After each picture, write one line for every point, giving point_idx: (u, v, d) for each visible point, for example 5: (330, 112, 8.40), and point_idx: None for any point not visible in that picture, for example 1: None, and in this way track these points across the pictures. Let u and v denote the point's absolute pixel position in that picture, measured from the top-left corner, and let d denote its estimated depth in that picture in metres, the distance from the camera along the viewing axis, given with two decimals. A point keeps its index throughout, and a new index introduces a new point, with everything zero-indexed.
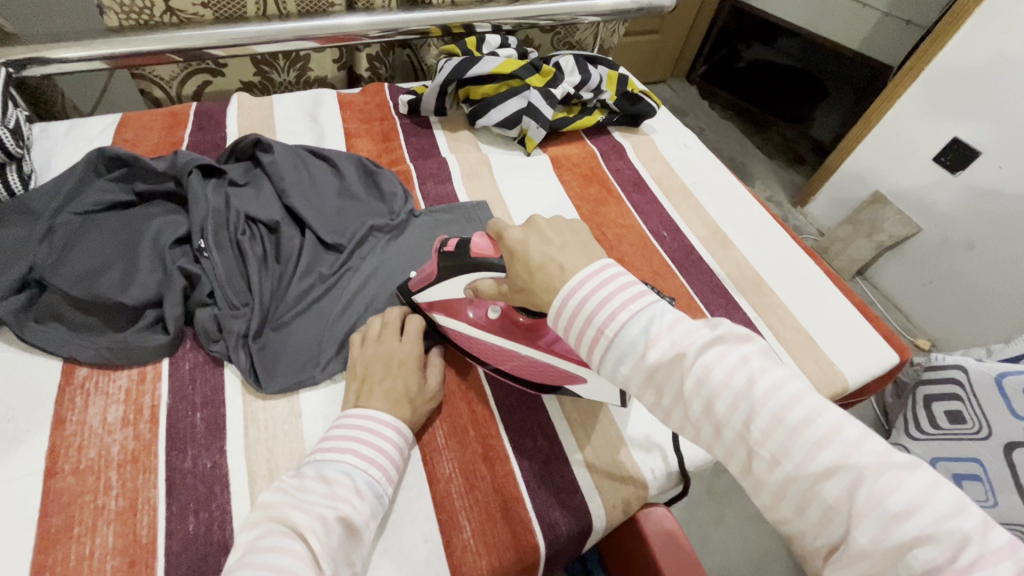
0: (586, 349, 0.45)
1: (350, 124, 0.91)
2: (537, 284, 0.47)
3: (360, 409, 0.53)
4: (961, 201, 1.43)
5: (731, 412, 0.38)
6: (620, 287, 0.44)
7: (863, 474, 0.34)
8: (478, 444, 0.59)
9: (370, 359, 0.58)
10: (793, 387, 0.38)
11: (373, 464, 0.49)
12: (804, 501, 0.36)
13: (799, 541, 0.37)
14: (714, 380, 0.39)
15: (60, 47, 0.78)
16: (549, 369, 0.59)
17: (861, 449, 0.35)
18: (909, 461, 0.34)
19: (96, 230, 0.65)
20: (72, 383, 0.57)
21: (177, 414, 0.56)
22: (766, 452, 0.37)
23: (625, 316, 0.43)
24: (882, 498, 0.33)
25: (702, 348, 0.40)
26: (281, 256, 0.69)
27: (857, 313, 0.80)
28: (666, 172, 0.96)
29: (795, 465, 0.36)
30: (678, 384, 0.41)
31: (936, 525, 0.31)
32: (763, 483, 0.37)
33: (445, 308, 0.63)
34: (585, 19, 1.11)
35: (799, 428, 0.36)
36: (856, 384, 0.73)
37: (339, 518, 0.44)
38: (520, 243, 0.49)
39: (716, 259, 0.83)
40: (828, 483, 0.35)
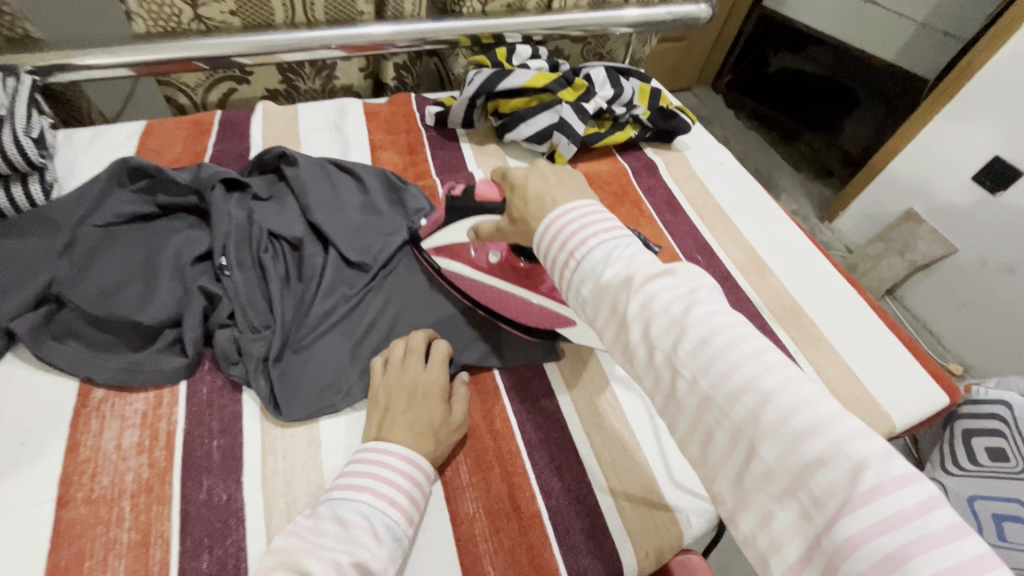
0: (558, 273, 0.45)
1: (376, 135, 0.89)
2: (531, 214, 0.49)
3: (381, 443, 0.51)
4: (1003, 222, 1.36)
5: (664, 334, 0.37)
6: (596, 221, 0.45)
7: (772, 396, 0.33)
8: (503, 482, 0.57)
9: (394, 388, 0.56)
10: (728, 318, 0.37)
11: (392, 504, 0.47)
12: (718, 424, 0.35)
13: (709, 469, 0.37)
14: (654, 304, 0.38)
15: (87, 54, 0.77)
16: (546, 313, 0.64)
17: (778, 373, 0.34)
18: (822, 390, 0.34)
19: (119, 246, 0.64)
20: (87, 405, 0.55)
21: (194, 441, 0.54)
22: (689, 373, 0.36)
23: (594, 243, 0.43)
24: (789, 418, 0.33)
25: (649, 277, 0.40)
26: (304, 274, 0.67)
27: (903, 349, 0.75)
28: (700, 191, 0.92)
29: (714, 386, 0.35)
30: (619, 306, 0.40)
31: (839, 445, 0.31)
32: (683, 406, 0.37)
33: (449, 252, 0.67)
34: (617, 30, 1.08)
35: (724, 351, 0.35)
36: (902, 428, 0.69)
37: (354, 564, 0.42)
38: (521, 178, 0.51)
39: (754, 286, 0.79)
40: (739, 404, 0.34)
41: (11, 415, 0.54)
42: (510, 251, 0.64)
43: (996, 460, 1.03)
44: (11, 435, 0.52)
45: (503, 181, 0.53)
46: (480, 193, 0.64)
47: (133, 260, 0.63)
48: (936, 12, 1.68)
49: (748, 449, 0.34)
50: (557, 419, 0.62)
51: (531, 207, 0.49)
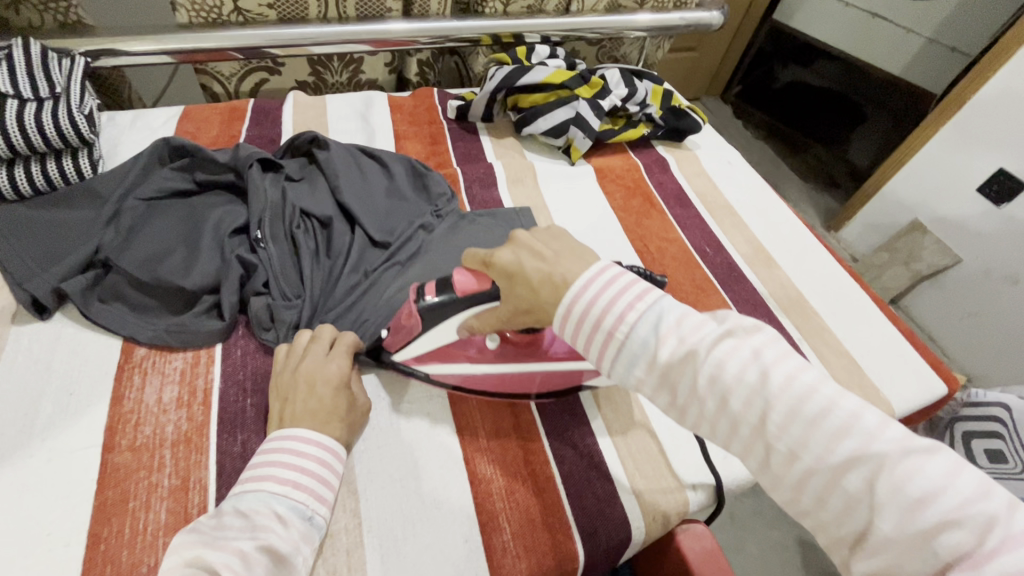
0: (598, 351, 0.44)
1: (400, 126, 0.93)
2: (543, 298, 0.46)
3: (281, 432, 0.51)
4: (1007, 232, 1.39)
5: (748, 408, 0.38)
6: (627, 286, 0.44)
7: (884, 464, 0.34)
8: (519, 447, 0.60)
9: (291, 378, 0.55)
10: (807, 378, 0.38)
11: (296, 487, 0.48)
12: (825, 496, 0.36)
13: (823, 535, 0.37)
14: (726, 375, 0.39)
15: (133, 41, 0.81)
16: (556, 374, 0.62)
17: (882, 437, 0.35)
18: (928, 445, 0.34)
19: (162, 217, 0.68)
20: (130, 361, 0.59)
21: (229, 399, 0.57)
22: (784, 447, 0.37)
23: (632, 317, 0.42)
24: (904, 485, 0.33)
25: (713, 344, 0.40)
26: (332, 251, 0.71)
27: (904, 341, 0.78)
28: (710, 188, 0.96)
29: (815, 458, 0.36)
30: (689, 381, 0.40)
31: (961, 508, 0.32)
32: (784, 476, 0.38)
33: (441, 355, 0.61)
34: (631, 34, 1.12)
35: (818, 421, 0.36)
36: (902, 415, 0.71)
37: (261, 547, 0.42)
38: (513, 264, 0.47)
39: (760, 278, 0.83)
40: (848, 475, 0.35)
41: (59, 368, 0.57)
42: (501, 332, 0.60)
43: (996, 461, 1.04)
44: (61, 386, 0.56)
45: (487, 269, 0.50)
46: (458, 288, 0.54)
47: (175, 230, 0.67)
48: (944, 28, 1.71)
49: (866, 519, 0.34)
50: (569, 392, 0.65)
51: (538, 293, 0.46)
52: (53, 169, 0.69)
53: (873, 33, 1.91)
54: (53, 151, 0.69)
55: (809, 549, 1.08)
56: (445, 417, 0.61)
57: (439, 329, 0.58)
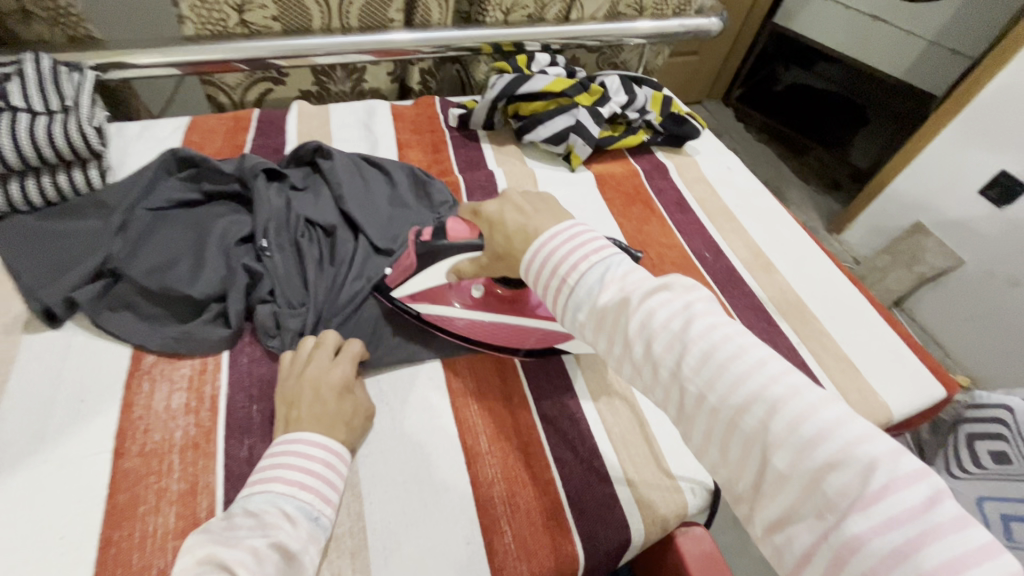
0: (551, 297, 0.48)
1: (402, 134, 0.95)
2: (515, 247, 0.51)
3: (286, 435, 0.52)
4: (1010, 235, 1.40)
5: (668, 351, 0.40)
6: (585, 242, 0.47)
7: (780, 405, 0.36)
8: (520, 451, 0.60)
9: (297, 382, 0.56)
10: (727, 329, 0.40)
11: (302, 488, 0.48)
12: (729, 436, 0.38)
13: (727, 478, 0.39)
14: (653, 322, 0.41)
15: (141, 54, 0.83)
16: (540, 333, 0.66)
17: (784, 382, 0.37)
18: (827, 395, 0.36)
19: (169, 227, 0.69)
20: (139, 368, 0.60)
21: (236, 405, 0.59)
22: (695, 389, 0.39)
23: (584, 267, 0.46)
24: (798, 426, 0.35)
25: (647, 295, 0.42)
26: (336, 259, 0.72)
27: (903, 345, 0.79)
28: (709, 193, 0.97)
29: (721, 399, 0.38)
30: (620, 324, 0.43)
31: (847, 448, 0.33)
32: (695, 419, 0.39)
33: (431, 297, 0.67)
34: (631, 40, 1.14)
35: (728, 364, 0.38)
36: (900, 418, 0.72)
37: (271, 545, 0.43)
38: (496, 214, 0.53)
39: (759, 282, 0.83)
40: (748, 416, 0.37)
41: (70, 375, 0.59)
42: (489, 282, 0.65)
43: (999, 463, 1.05)
44: (72, 394, 0.57)
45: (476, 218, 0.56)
46: (450, 232, 0.62)
47: (182, 240, 0.68)
48: (945, 30, 1.72)
49: (762, 458, 0.36)
50: (570, 397, 0.66)
51: (512, 245, 0.51)
52: (64, 181, 0.71)
53: (875, 36, 1.92)
54: (64, 163, 0.71)
55: None
56: (447, 421, 0.62)
57: (429, 271, 0.64)
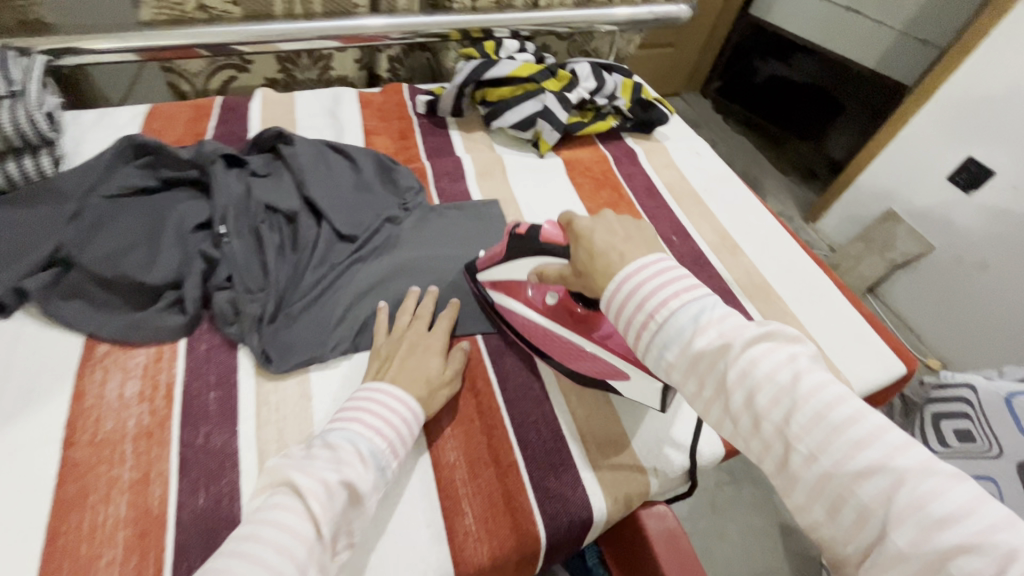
0: (635, 333, 0.48)
1: (369, 122, 0.94)
2: (596, 268, 0.52)
3: (374, 384, 0.56)
4: (975, 219, 1.43)
5: (772, 406, 0.41)
6: (677, 281, 0.48)
7: (903, 478, 0.35)
8: (483, 434, 0.60)
9: (396, 344, 0.62)
10: (838, 389, 0.40)
11: (378, 434, 0.51)
12: (839, 502, 0.37)
13: (829, 541, 0.39)
14: (757, 373, 0.42)
15: (95, 39, 0.81)
16: (598, 363, 0.62)
17: (906, 454, 0.36)
18: (954, 473, 0.36)
19: (124, 214, 0.67)
20: (92, 358, 0.58)
21: (192, 393, 0.58)
22: (804, 448, 0.39)
23: (676, 304, 0.47)
24: (925, 504, 0.34)
25: (749, 342, 0.43)
26: (298, 244, 0.71)
27: (865, 323, 0.80)
28: (678, 178, 0.97)
29: (833, 462, 0.38)
30: (720, 371, 0.44)
31: (981, 534, 0.32)
32: (799, 478, 0.39)
33: (506, 288, 0.67)
34: (602, 28, 1.14)
35: (842, 426, 0.38)
36: (862, 394, 0.72)
37: (342, 482, 0.45)
38: (587, 230, 0.53)
39: (726, 265, 0.84)
40: (865, 484, 0.37)
41: (19, 366, 0.57)
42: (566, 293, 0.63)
43: (963, 441, 1.07)
44: (20, 384, 0.56)
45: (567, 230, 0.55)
46: (544, 234, 0.60)
47: (136, 226, 0.66)
48: (914, 21, 1.73)
49: (880, 532, 0.35)
50: (535, 379, 0.67)
51: (604, 261, 0.51)
52: (13, 168, 0.69)
53: (847, 26, 1.92)
54: (12, 150, 0.69)
55: (789, 534, 1.10)
56: None
57: (516, 265, 0.64)
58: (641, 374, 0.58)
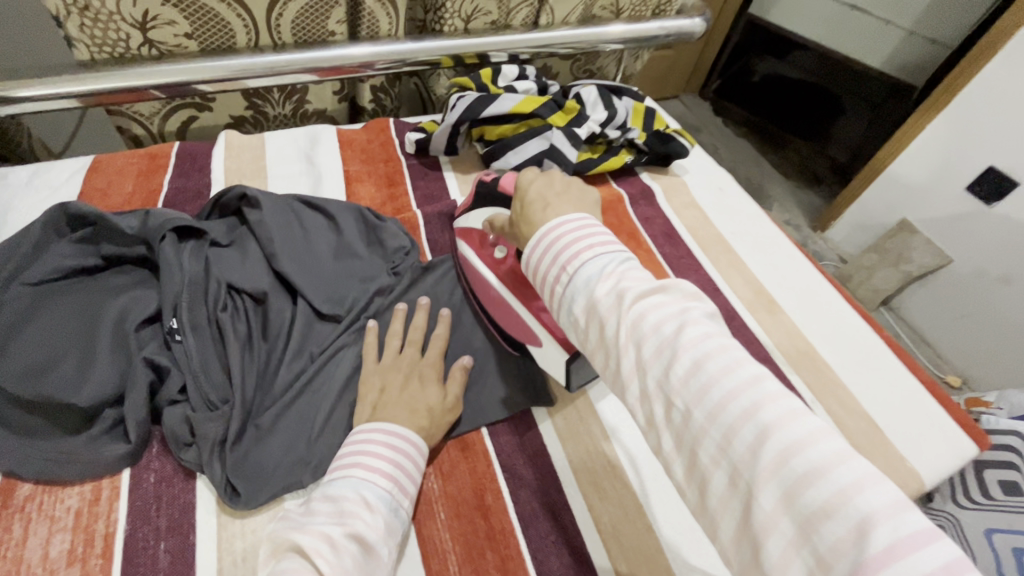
0: (549, 289, 0.44)
1: (351, 166, 0.82)
2: (522, 220, 0.50)
3: (369, 423, 0.52)
4: (998, 233, 1.32)
5: (656, 359, 0.35)
6: (590, 234, 0.44)
7: (771, 431, 0.30)
8: (496, 571, 0.50)
9: (387, 372, 0.57)
10: (723, 340, 0.35)
11: (382, 475, 0.47)
12: (711, 462, 0.32)
13: (700, 507, 0.33)
14: (644, 324, 0.36)
15: (23, 86, 0.69)
16: (520, 325, 0.62)
17: (779, 405, 0.31)
18: (825, 425, 0.31)
19: (54, 308, 0.55)
20: (9, 505, 0.47)
21: (137, 546, 0.46)
22: (682, 403, 0.34)
23: (588, 256, 0.42)
24: (789, 457, 0.29)
25: (642, 295, 0.38)
26: (269, 333, 0.59)
27: (926, 393, 0.70)
28: (701, 220, 0.87)
29: (708, 415, 0.32)
30: (608, 322, 0.39)
31: (842, 491, 0.28)
32: (676, 436, 0.34)
33: (467, 237, 0.68)
34: (606, 47, 1.02)
35: (719, 378, 0.33)
36: (933, 484, 0.63)
37: (347, 535, 0.41)
38: (526, 183, 0.53)
39: (763, 327, 0.74)
40: (736, 438, 0.31)
41: None
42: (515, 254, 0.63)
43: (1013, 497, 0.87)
44: None
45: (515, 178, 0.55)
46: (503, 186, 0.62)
47: (69, 327, 0.54)
48: (923, 19, 1.64)
49: (747, 494, 0.30)
50: (555, 491, 0.56)
51: (529, 212, 0.50)
52: None
53: (851, 25, 1.83)
54: None
55: None
56: (407, 542, 0.51)
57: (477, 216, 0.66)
58: (553, 343, 0.59)
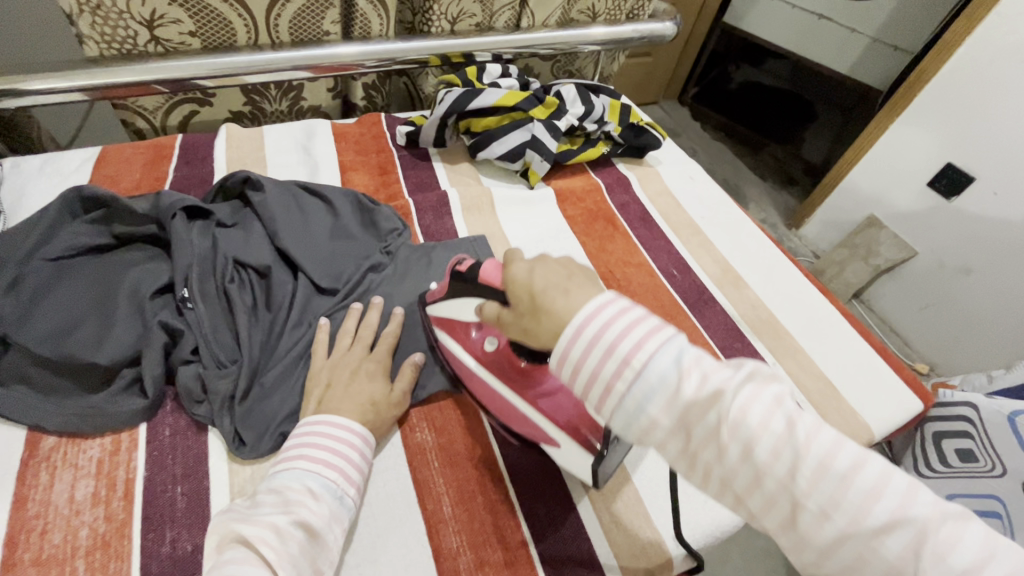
0: (605, 386, 0.39)
1: (345, 156, 0.87)
2: (542, 328, 0.43)
3: (313, 416, 0.52)
4: (957, 224, 1.41)
5: (777, 462, 0.36)
6: (636, 316, 0.40)
7: (916, 527, 0.33)
8: (487, 511, 0.55)
9: (336, 368, 0.58)
10: (829, 432, 0.36)
11: (328, 466, 0.48)
12: (858, 561, 0.34)
13: None
14: (754, 426, 0.36)
15: (34, 79, 0.73)
16: (526, 422, 0.57)
17: (909, 496, 0.34)
18: (946, 506, 0.34)
19: (72, 280, 0.59)
20: (35, 456, 0.51)
21: (155, 489, 0.51)
22: (815, 505, 0.35)
23: (651, 346, 0.38)
24: (941, 552, 0.32)
25: (738, 389, 0.37)
26: (272, 303, 0.64)
27: (878, 358, 0.76)
28: (674, 207, 0.93)
29: (849, 520, 0.34)
30: (711, 429, 0.37)
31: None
32: (812, 536, 0.35)
33: (448, 326, 0.62)
34: (583, 48, 1.09)
35: (848, 476, 0.35)
36: (881, 436, 0.69)
37: (293, 522, 0.43)
38: (527, 280, 0.45)
39: (730, 300, 0.80)
40: (888, 540, 0.33)
41: None
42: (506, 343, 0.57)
43: (966, 461, 0.97)
44: None
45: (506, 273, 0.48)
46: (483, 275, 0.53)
47: (88, 297, 0.59)
48: (885, 28, 1.72)
49: None
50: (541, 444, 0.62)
51: (550, 306, 0.43)
52: None
53: (823, 33, 1.91)
54: None
55: None
56: (405, 486, 0.56)
57: (455, 304, 0.58)
58: (573, 443, 0.53)
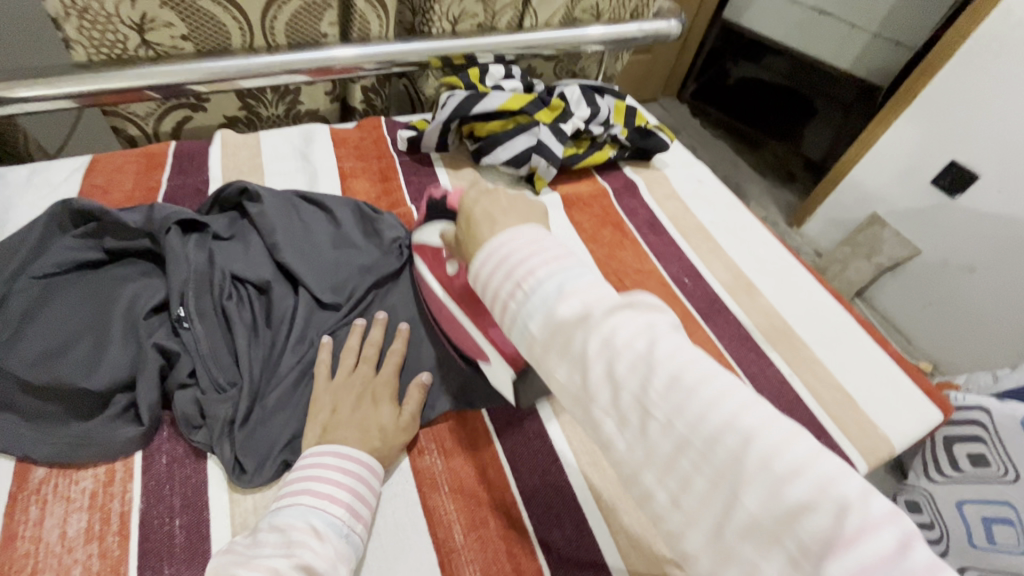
0: (500, 305, 0.40)
1: (345, 162, 0.85)
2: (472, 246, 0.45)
3: (319, 447, 0.50)
4: (961, 223, 1.39)
5: (631, 374, 0.34)
6: (545, 244, 0.40)
7: (753, 438, 0.30)
8: (500, 539, 0.53)
9: (339, 392, 0.56)
10: (693, 351, 0.34)
11: (333, 501, 0.46)
12: (690, 476, 0.31)
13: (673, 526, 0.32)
14: (615, 340, 0.35)
15: (19, 86, 0.70)
16: (476, 347, 0.60)
17: (756, 412, 0.31)
18: (796, 427, 0.31)
19: (62, 298, 0.57)
20: (25, 488, 0.48)
21: (152, 522, 0.48)
22: (661, 416, 0.32)
23: (543, 271, 0.38)
24: (771, 461, 0.29)
25: (609, 310, 0.36)
26: (272, 320, 0.61)
27: (895, 366, 0.74)
28: (682, 211, 0.91)
29: (689, 429, 0.31)
30: (576, 344, 0.36)
31: (823, 487, 0.28)
32: (653, 452, 0.33)
33: (420, 250, 0.64)
34: (586, 48, 1.06)
35: (697, 388, 0.32)
36: (901, 449, 0.67)
37: (296, 565, 0.39)
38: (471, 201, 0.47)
39: (743, 308, 0.78)
40: (719, 449, 0.30)
41: None
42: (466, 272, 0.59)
43: (977, 466, 0.95)
44: None
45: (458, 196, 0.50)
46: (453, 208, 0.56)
47: (78, 317, 0.56)
48: (887, 21, 1.72)
49: (731, 501, 0.30)
50: (554, 465, 0.59)
51: (476, 232, 0.44)
52: None
53: (822, 29, 1.90)
54: None
55: None
56: (414, 514, 0.53)
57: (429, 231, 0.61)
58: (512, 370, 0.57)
